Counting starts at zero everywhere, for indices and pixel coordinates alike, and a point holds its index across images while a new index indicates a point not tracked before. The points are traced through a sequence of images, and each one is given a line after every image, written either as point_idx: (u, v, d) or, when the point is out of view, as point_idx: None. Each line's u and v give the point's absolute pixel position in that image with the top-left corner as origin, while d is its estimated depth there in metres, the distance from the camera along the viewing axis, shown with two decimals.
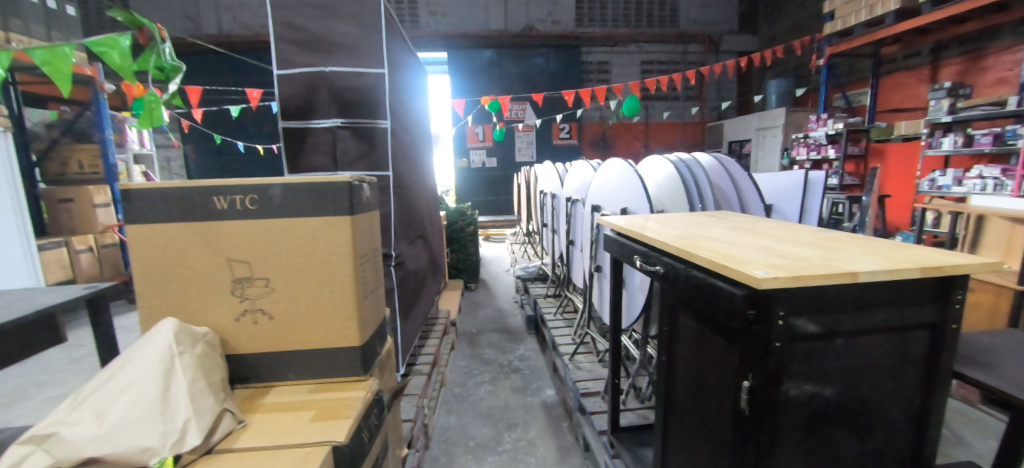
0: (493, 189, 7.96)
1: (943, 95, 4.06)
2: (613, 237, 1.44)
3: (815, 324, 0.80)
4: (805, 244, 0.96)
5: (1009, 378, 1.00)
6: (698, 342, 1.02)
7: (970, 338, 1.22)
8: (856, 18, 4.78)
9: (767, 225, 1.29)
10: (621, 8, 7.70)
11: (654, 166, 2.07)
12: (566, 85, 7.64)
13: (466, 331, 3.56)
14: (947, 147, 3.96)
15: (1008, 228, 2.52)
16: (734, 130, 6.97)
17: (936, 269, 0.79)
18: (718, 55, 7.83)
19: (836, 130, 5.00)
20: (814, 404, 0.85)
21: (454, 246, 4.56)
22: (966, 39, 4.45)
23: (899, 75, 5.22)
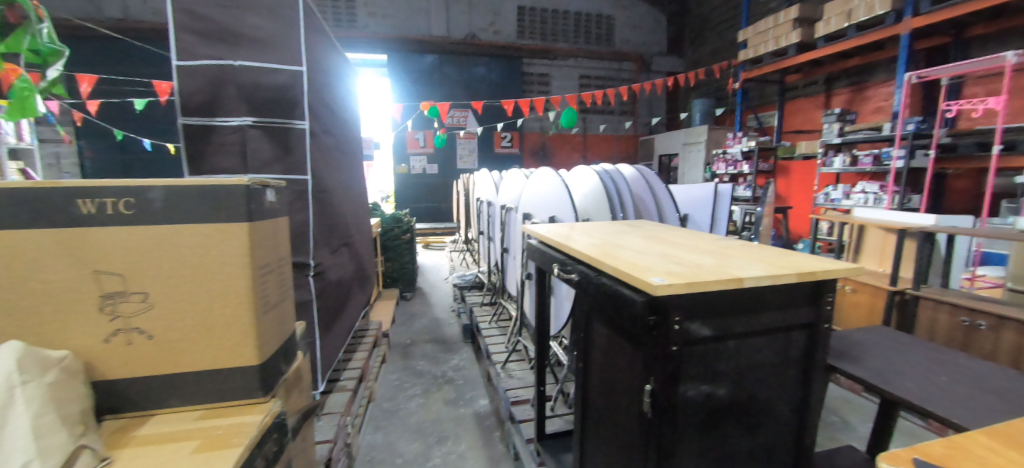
0: (434, 195, 7.82)
1: (834, 120, 4.57)
2: (536, 246, 1.45)
3: (709, 328, 0.85)
4: (704, 252, 1.02)
5: (871, 369, 1.13)
6: (609, 348, 1.05)
7: (846, 336, 1.37)
8: (765, 48, 5.31)
9: (675, 234, 1.36)
10: (560, 24, 7.96)
11: (581, 176, 2.13)
12: (508, 94, 7.73)
13: (399, 342, 3.43)
14: (838, 166, 4.48)
15: (882, 236, 2.91)
16: (663, 145, 7.41)
17: (809, 274, 0.87)
18: (649, 74, 8.37)
19: (749, 147, 5.49)
20: (709, 402, 0.89)
21: (389, 254, 4.42)
22: (851, 72, 5.11)
23: (800, 101, 5.87)
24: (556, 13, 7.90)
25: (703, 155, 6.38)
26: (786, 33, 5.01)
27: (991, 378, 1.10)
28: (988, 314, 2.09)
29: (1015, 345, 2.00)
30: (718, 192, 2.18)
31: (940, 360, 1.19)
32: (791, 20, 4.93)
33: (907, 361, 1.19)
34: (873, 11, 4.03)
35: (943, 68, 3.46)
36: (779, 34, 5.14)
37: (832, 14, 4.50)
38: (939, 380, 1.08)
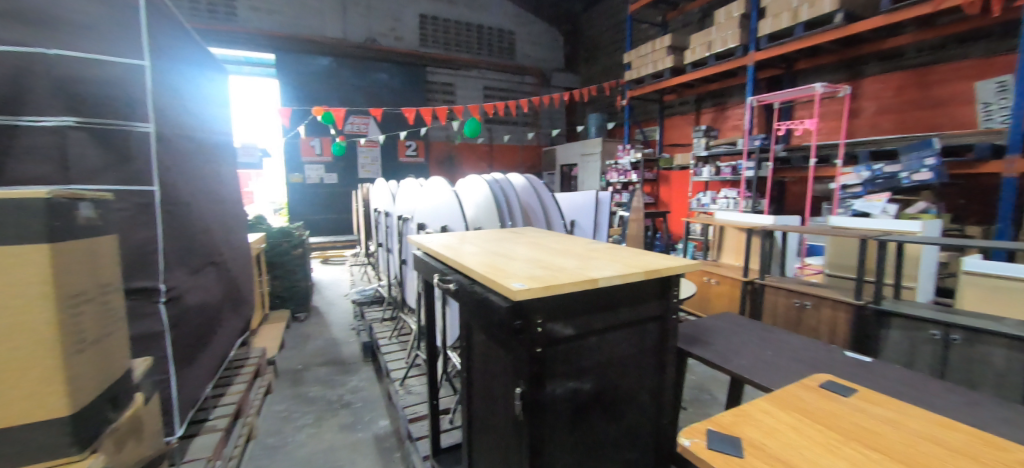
0: (333, 206, 7.29)
1: (701, 135, 5.22)
2: (422, 258, 1.43)
3: (570, 327, 0.90)
4: (572, 257, 1.09)
5: (714, 351, 1.30)
6: (486, 355, 1.06)
7: (700, 323, 1.56)
8: (646, 70, 5.91)
9: (553, 241, 1.44)
10: (463, 35, 8.04)
11: (470, 185, 2.19)
12: (411, 102, 7.54)
13: (288, 369, 3.10)
14: (706, 175, 5.10)
15: (737, 235, 3.39)
16: (563, 155, 7.84)
17: (655, 271, 0.97)
18: (549, 88, 8.81)
19: (636, 158, 6.06)
20: (575, 398, 0.95)
21: (276, 272, 4.00)
22: (714, 95, 5.95)
23: (675, 118, 6.65)
24: (458, 25, 7.97)
25: (598, 165, 6.88)
26: (661, 58, 5.65)
27: (799, 348, 1.35)
28: (812, 294, 2.56)
29: (830, 319, 2.46)
30: (598, 200, 2.38)
31: (767, 338, 1.42)
32: (665, 47, 5.57)
33: (743, 340, 1.39)
34: (727, 44, 4.73)
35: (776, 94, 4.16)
36: (656, 58, 5.76)
37: (696, 44, 5.18)
38: (765, 354, 1.29)
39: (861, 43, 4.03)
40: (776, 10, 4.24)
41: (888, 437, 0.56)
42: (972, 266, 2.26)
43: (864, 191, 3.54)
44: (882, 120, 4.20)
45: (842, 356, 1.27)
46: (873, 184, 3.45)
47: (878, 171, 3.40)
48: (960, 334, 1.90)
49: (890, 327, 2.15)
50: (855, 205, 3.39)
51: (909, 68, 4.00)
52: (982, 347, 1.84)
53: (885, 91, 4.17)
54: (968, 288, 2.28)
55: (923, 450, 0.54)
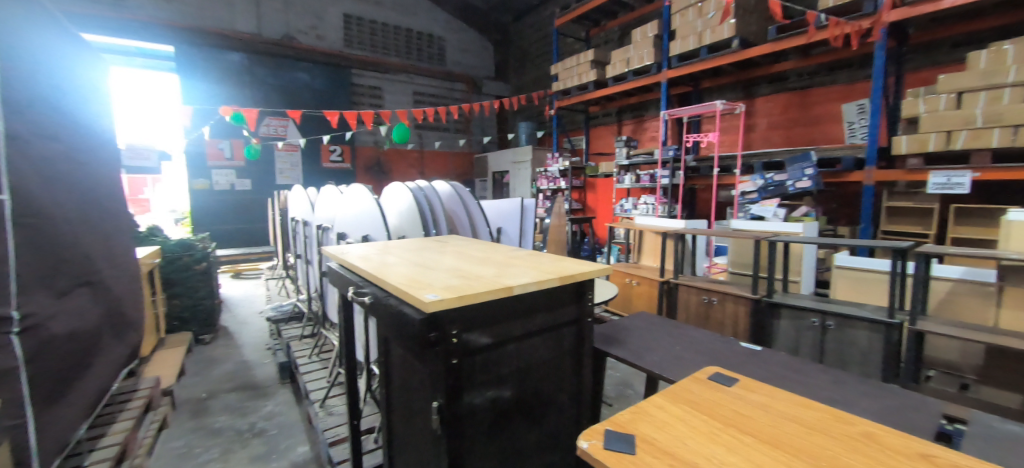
0: (246, 215, 6.66)
1: (623, 145, 5.50)
2: (338, 270, 1.37)
3: (487, 336, 0.91)
4: (491, 266, 1.10)
5: (630, 349, 1.38)
6: (404, 370, 1.03)
7: (619, 323, 1.65)
8: (571, 82, 6.17)
9: (476, 250, 1.45)
10: (390, 38, 7.82)
11: (394, 194, 2.13)
12: (335, 105, 7.15)
13: (188, 399, 2.75)
14: (628, 183, 5.39)
15: (655, 239, 3.64)
16: (495, 162, 7.91)
17: (569, 276, 1.01)
18: (480, 95, 8.85)
19: (564, 166, 6.29)
20: (495, 407, 0.95)
21: (175, 290, 3.55)
22: (633, 108, 6.38)
23: (600, 128, 7.01)
24: (385, 27, 7.75)
25: (529, 172, 7.02)
26: (585, 71, 5.94)
27: (704, 341, 1.47)
28: (717, 291, 2.79)
29: (734, 312, 2.69)
30: (524, 206, 2.43)
31: (677, 334, 1.54)
32: (588, 61, 5.86)
33: (656, 338, 1.49)
34: (643, 61, 5.09)
35: (685, 109, 4.54)
36: (581, 71, 6.04)
37: (616, 60, 5.51)
38: (674, 348, 1.39)
39: (754, 67, 4.54)
40: (683, 33, 4.65)
41: (761, 421, 0.57)
42: (842, 261, 2.63)
43: (759, 197, 3.98)
44: (772, 135, 4.78)
45: (738, 347, 1.41)
46: (766, 191, 3.89)
47: (770, 179, 3.85)
48: (834, 320, 2.20)
49: (780, 318, 2.43)
50: (752, 209, 3.80)
51: (792, 90, 4.60)
52: (849, 331, 2.15)
53: (774, 109, 4.75)
54: (839, 280, 2.65)
55: (791, 431, 0.55)
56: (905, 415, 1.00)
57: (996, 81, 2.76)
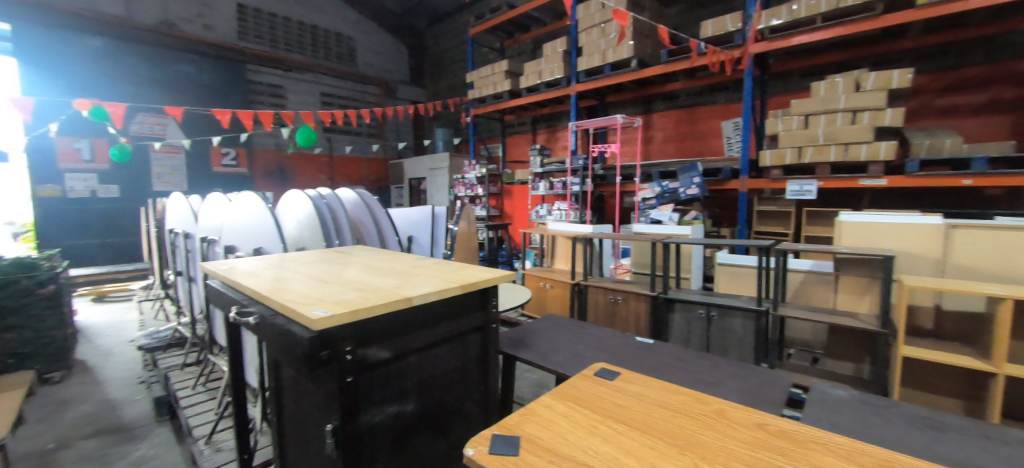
0: (113, 227, 5.70)
1: (537, 154, 5.63)
2: (221, 289, 1.24)
3: (386, 350, 0.88)
4: (392, 277, 1.08)
5: (537, 351, 1.43)
6: (296, 393, 0.95)
7: (529, 327, 1.70)
8: (487, 91, 6.24)
9: (381, 262, 1.41)
10: (293, 34, 7.25)
11: (295, 201, 2.00)
12: (228, 103, 6.42)
13: (29, 452, 2.26)
14: (542, 190, 5.53)
15: (566, 243, 3.82)
16: (411, 169, 7.72)
17: (471, 284, 1.02)
18: (395, 100, 8.59)
19: (481, 173, 6.35)
20: (397, 422, 0.92)
21: (8, 321, 2.90)
22: (547, 118, 6.67)
23: (515, 136, 7.21)
24: (288, 22, 7.17)
25: (446, 179, 6.96)
26: (500, 81, 6.05)
27: (606, 338, 1.58)
28: (622, 290, 2.97)
29: (636, 309, 2.90)
30: (435, 214, 2.41)
31: (581, 333, 1.63)
32: (503, 71, 5.99)
33: (561, 339, 1.56)
34: (554, 74, 5.33)
35: (591, 120, 4.81)
36: (495, 81, 6.14)
37: (529, 72, 5.71)
38: (578, 347, 1.47)
39: (650, 85, 5.00)
40: (589, 50, 4.95)
41: (635, 408, 0.61)
42: (723, 258, 3.01)
43: (657, 203, 4.37)
44: (667, 147, 5.31)
45: (633, 341, 1.54)
46: (662, 197, 4.29)
47: (665, 187, 4.26)
48: (717, 311, 2.49)
49: (674, 311, 2.69)
50: (651, 214, 4.16)
51: (682, 107, 5.15)
52: (729, 319, 2.45)
53: (668, 124, 5.28)
54: (720, 275, 3.02)
55: (659, 416, 0.59)
56: (763, 390, 1.18)
57: (832, 107, 3.35)
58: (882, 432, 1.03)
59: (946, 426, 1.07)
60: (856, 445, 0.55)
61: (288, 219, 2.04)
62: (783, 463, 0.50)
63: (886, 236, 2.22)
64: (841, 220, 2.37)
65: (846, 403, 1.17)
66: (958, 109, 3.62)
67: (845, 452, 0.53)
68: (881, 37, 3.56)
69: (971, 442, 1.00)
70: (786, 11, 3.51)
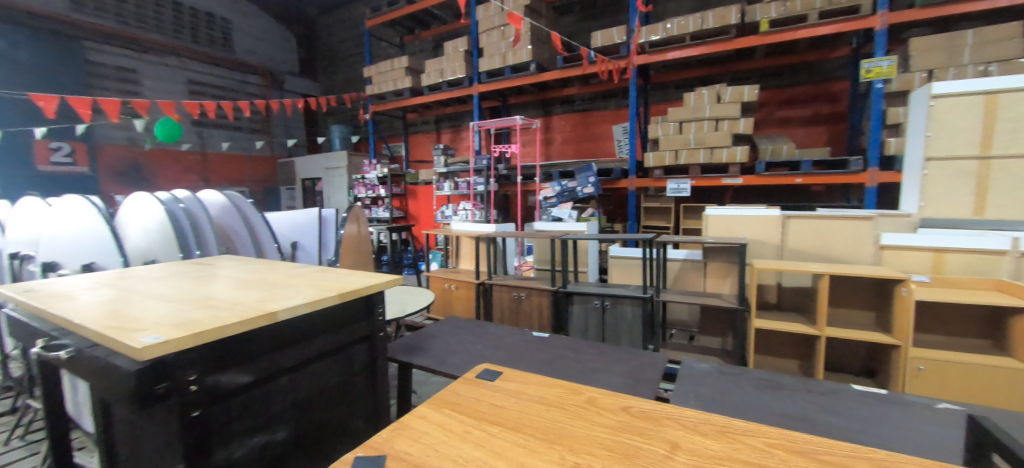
0: None
1: (440, 153, 5.52)
2: (25, 316, 0.99)
3: (247, 374, 0.78)
4: (258, 291, 0.96)
5: (433, 355, 1.39)
6: (130, 438, 0.79)
7: (427, 331, 1.66)
8: (386, 87, 5.94)
9: (249, 273, 1.25)
10: (148, 9, 6.09)
11: (144, 204, 1.71)
12: (57, 87, 5.19)
13: None
14: (447, 190, 5.41)
15: (470, 243, 3.81)
16: (304, 168, 7.11)
17: (349, 292, 0.95)
18: (281, 92, 7.78)
19: (383, 173, 6.05)
20: (264, 454, 0.82)
21: None
22: (451, 118, 6.62)
23: (419, 135, 7.01)
24: None
25: (345, 179, 6.53)
26: (399, 77, 5.81)
27: (502, 336, 1.60)
28: (525, 287, 3.04)
29: (539, 304, 2.99)
30: (322, 218, 2.24)
31: (480, 333, 1.63)
32: (403, 68, 5.77)
33: (459, 340, 1.55)
34: (455, 74, 5.27)
35: (492, 121, 4.82)
36: (395, 77, 5.89)
37: (430, 70, 5.57)
38: (475, 348, 1.46)
39: (549, 89, 5.22)
40: (490, 52, 5.00)
41: (511, 408, 0.61)
42: (615, 252, 3.26)
43: (557, 201, 4.57)
44: (566, 148, 5.61)
45: (530, 337, 1.58)
46: (562, 196, 4.51)
47: (564, 186, 4.48)
48: (610, 300, 2.67)
49: (573, 303, 2.83)
50: (552, 212, 4.35)
51: (578, 111, 5.47)
52: (621, 307, 2.65)
53: (566, 126, 5.58)
54: (614, 267, 3.25)
55: (534, 412, 0.60)
56: (643, 370, 1.29)
57: (700, 115, 3.83)
58: (736, 397, 1.18)
59: (783, 385, 1.27)
60: (701, 415, 0.60)
61: (135, 227, 1.74)
62: (640, 442, 0.53)
63: (742, 227, 2.60)
64: (708, 215, 2.70)
65: (708, 373, 1.34)
66: (792, 120, 4.40)
67: (691, 424, 0.58)
68: (734, 57, 4.16)
69: (799, 396, 1.20)
70: (662, 28, 3.91)
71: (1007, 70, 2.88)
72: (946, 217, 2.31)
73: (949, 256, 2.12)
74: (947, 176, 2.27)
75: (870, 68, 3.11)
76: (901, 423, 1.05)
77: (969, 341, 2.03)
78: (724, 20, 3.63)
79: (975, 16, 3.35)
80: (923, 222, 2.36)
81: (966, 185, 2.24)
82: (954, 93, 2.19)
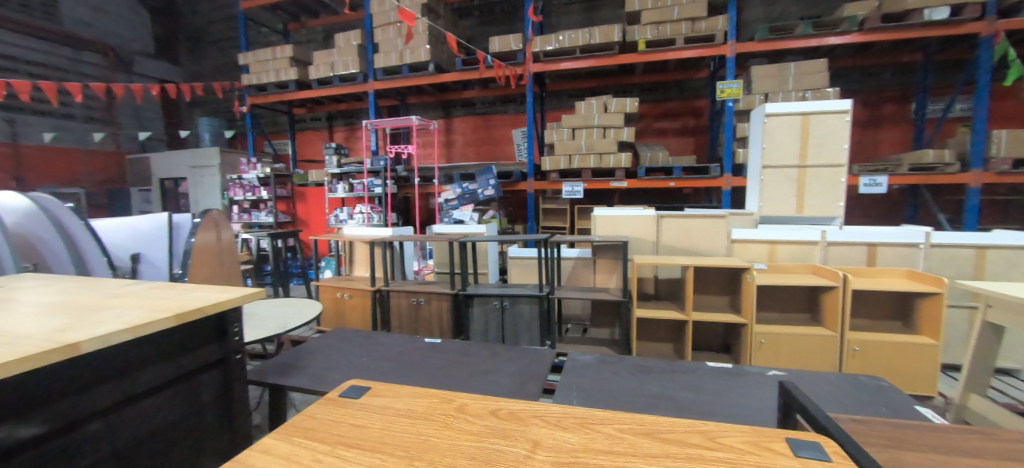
0: None
1: (332, 153, 5.10)
2: None
3: (36, 424, 0.65)
4: (62, 317, 0.79)
5: (310, 374, 1.27)
6: None
7: (307, 347, 1.52)
8: (266, 78, 5.32)
9: (56, 295, 1.00)
10: None
11: None
12: None
13: None
14: (341, 192, 5.03)
15: (365, 248, 3.61)
16: (163, 167, 6.07)
17: (192, 312, 0.83)
18: (128, 76, 6.52)
19: (264, 173, 5.36)
20: None
21: None
22: (345, 115, 6.23)
23: (308, 133, 6.44)
24: None
25: (217, 180, 5.73)
26: (284, 68, 5.26)
27: (392, 346, 1.52)
28: (424, 292, 2.95)
29: (438, 308, 2.93)
30: (172, 225, 1.93)
31: (368, 345, 1.53)
32: (287, 58, 5.23)
33: (344, 354, 1.44)
34: (348, 69, 4.92)
35: (386, 120, 4.60)
36: (277, 67, 5.31)
37: (319, 63, 5.12)
38: (361, 361, 1.37)
39: (449, 91, 5.15)
40: (386, 48, 4.75)
41: (371, 427, 0.57)
42: (514, 253, 3.34)
43: (458, 204, 4.53)
44: (467, 151, 5.61)
45: (421, 344, 1.53)
46: (463, 198, 4.47)
47: (466, 189, 4.44)
48: (509, 300, 2.72)
49: (473, 305, 2.82)
50: (454, 215, 4.27)
51: (478, 114, 5.53)
52: (519, 306, 2.71)
53: (466, 129, 5.58)
54: (512, 268, 3.33)
55: (397, 428, 0.57)
56: (531, 367, 1.33)
57: (590, 123, 4.10)
58: (614, 384, 1.28)
59: (652, 368, 1.41)
60: (565, 409, 0.63)
61: None
62: (503, 445, 0.54)
63: (626, 226, 2.85)
64: (596, 215, 2.92)
65: (590, 364, 1.43)
66: (665, 131, 4.97)
67: (554, 419, 0.60)
68: (619, 72, 4.56)
69: (666, 377, 1.34)
70: (555, 40, 4.11)
71: (818, 97, 3.58)
72: (776, 215, 2.81)
73: (780, 247, 2.61)
74: (778, 182, 2.75)
75: (724, 89, 3.63)
76: (739, 392, 1.24)
77: (794, 315, 2.48)
78: (609, 37, 3.96)
79: (796, 52, 4.13)
80: (761, 219, 2.85)
81: (789, 189, 2.74)
82: (781, 113, 2.66)
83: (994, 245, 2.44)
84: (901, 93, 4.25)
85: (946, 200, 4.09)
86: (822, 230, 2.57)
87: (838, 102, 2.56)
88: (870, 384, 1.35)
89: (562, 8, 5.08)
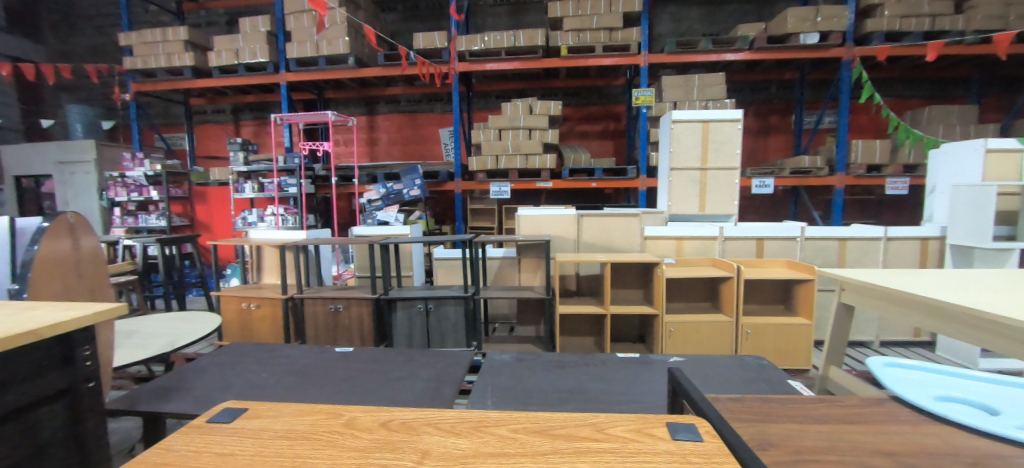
0: None
1: (238, 149, 4.62)
2: None
3: None
4: None
5: (194, 397, 1.14)
6: None
7: (195, 365, 1.35)
8: (154, 62, 4.67)
9: None
10: None
11: None
12: None
13: None
14: (249, 192, 4.59)
15: (275, 252, 3.33)
16: (18, 162, 5.09)
17: (25, 335, 0.73)
18: None
19: (154, 171, 4.71)
20: None
21: None
22: (253, 108, 5.70)
23: (208, 126, 5.79)
24: None
25: (93, 178, 4.95)
26: (177, 52, 4.67)
27: (296, 358, 1.41)
28: (342, 298, 2.79)
29: (358, 315, 2.79)
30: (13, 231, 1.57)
31: (269, 359, 1.40)
32: (180, 41, 4.65)
33: (238, 371, 1.31)
34: (256, 57, 4.49)
35: (298, 115, 4.26)
36: (168, 51, 4.69)
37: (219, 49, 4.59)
38: (258, 377, 1.26)
39: (371, 86, 4.93)
40: (299, 37, 4.39)
41: (240, 453, 0.51)
42: (439, 253, 3.28)
43: (382, 204, 4.33)
44: (392, 149, 5.42)
45: (331, 354, 1.44)
46: (388, 199, 4.29)
47: (390, 189, 4.27)
48: (434, 303, 2.66)
49: (396, 310, 2.71)
50: (378, 216, 4.16)
51: (403, 112, 5.36)
52: (444, 308, 2.67)
53: (391, 127, 5.38)
54: (438, 269, 3.28)
55: (271, 450, 0.52)
56: (448, 370, 1.31)
57: (516, 124, 4.16)
58: (531, 381, 1.30)
59: (568, 363, 1.46)
60: (461, 414, 0.62)
61: None
62: (389, 458, 0.51)
63: (550, 225, 2.93)
64: (520, 215, 2.96)
65: (508, 362, 1.45)
66: (588, 133, 5.21)
67: (448, 426, 0.59)
68: (543, 75, 4.67)
69: (580, 370, 1.39)
70: (480, 40, 4.09)
71: (718, 106, 3.95)
72: (682, 214, 3.07)
73: (686, 243, 2.88)
74: (683, 183, 3.00)
75: (639, 96, 3.87)
76: (645, 380, 1.33)
77: (698, 304, 2.72)
78: (533, 40, 4.05)
79: (700, 65, 4.53)
80: (670, 217, 3.08)
81: (693, 189, 3.00)
82: (685, 120, 2.91)
83: (852, 237, 2.87)
84: (784, 105, 4.86)
85: (819, 199, 4.77)
86: (720, 227, 2.86)
87: (732, 111, 2.85)
88: (753, 363, 1.52)
89: (487, 9, 5.09)
